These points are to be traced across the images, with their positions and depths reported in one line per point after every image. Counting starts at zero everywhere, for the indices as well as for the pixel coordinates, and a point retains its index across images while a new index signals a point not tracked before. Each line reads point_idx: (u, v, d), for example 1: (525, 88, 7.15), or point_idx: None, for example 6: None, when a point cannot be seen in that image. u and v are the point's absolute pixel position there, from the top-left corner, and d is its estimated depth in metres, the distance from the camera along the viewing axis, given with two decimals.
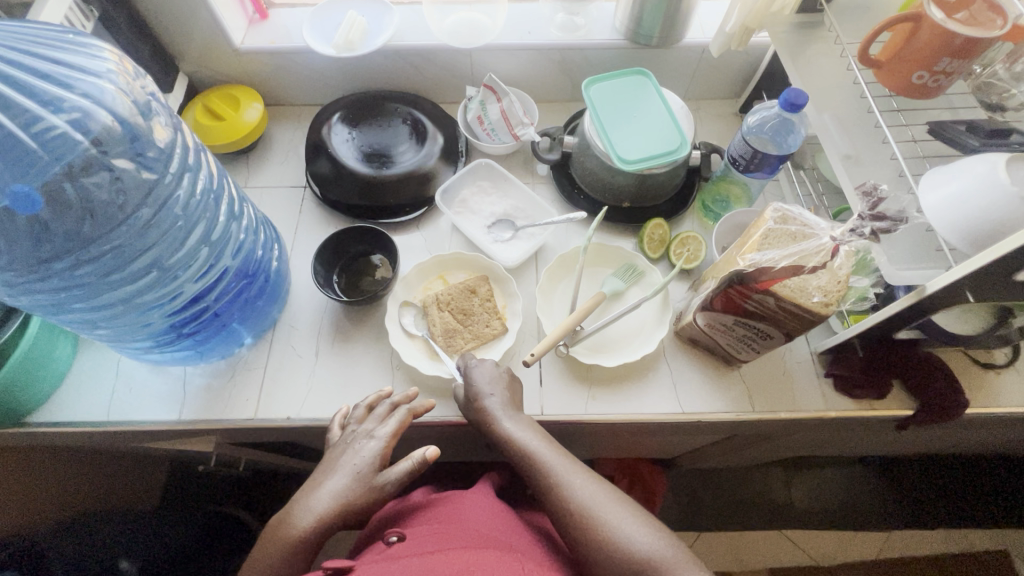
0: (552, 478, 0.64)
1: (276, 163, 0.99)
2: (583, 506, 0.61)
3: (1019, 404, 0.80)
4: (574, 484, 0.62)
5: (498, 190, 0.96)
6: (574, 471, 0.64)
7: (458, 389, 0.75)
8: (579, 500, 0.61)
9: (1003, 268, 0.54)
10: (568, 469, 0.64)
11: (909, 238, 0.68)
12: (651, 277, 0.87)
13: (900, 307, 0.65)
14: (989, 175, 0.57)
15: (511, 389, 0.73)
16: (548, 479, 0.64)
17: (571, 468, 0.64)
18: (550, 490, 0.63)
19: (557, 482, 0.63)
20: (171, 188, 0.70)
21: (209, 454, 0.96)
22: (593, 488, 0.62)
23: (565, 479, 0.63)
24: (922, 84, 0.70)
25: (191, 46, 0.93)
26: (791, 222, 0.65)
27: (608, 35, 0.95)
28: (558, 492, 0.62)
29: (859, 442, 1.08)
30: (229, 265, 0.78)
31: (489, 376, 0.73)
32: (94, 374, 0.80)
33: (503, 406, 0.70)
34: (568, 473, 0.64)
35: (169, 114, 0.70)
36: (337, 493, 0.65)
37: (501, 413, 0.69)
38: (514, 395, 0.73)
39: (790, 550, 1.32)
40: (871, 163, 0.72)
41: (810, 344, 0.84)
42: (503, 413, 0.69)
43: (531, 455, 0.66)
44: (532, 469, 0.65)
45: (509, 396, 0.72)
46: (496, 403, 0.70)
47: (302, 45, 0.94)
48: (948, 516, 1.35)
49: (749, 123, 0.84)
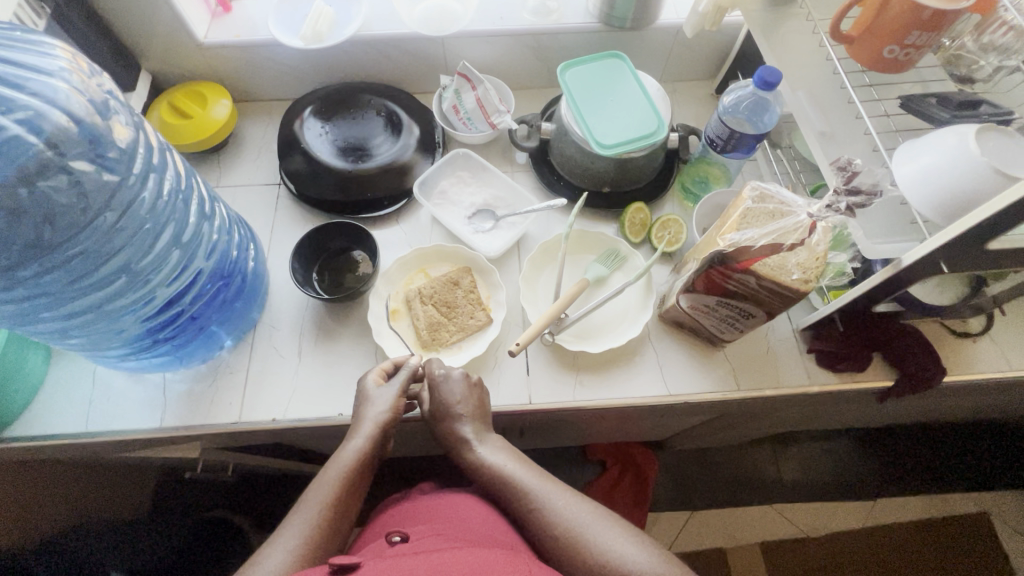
0: (533, 494, 0.65)
1: (248, 161, 0.96)
2: (568, 518, 0.61)
3: (993, 371, 0.82)
4: (557, 501, 0.63)
5: (478, 180, 0.95)
6: (556, 487, 0.65)
7: (424, 396, 0.74)
8: (562, 516, 0.62)
9: (976, 237, 0.55)
10: (549, 486, 0.65)
11: (884, 211, 0.69)
12: (634, 262, 0.87)
13: (877, 280, 0.66)
14: (960, 146, 0.58)
15: (477, 401, 0.72)
16: (527, 496, 0.65)
17: (559, 492, 0.65)
18: (530, 508, 0.64)
19: (539, 497, 0.64)
20: (135, 191, 0.67)
21: (196, 460, 0.95)
22: (585, 511, 0.62)
23: (547, 494, 0.64)
24: (894, 58, 0.70)
25: (153, 42, 0.90)
26: (768, 201, 0.65)
27: (582, 19, 0.94)
28: (546, 515, 0.63)
29: (843, 415, 1.10)
30: (203, 266, 0.76)
31: (461, 389, 0.71)
32: (70, 386, 0.78)
33: (474, 429, 0.70)
34: (552, 494, 0.64)
35: (129, 113, 0.67)
36: (378, 419, 0.68)
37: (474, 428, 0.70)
38: (481, 404, 0.72)
39: (783, 525, 1.34)
40: (845, 139, 0.73)
41: (792, 321, 0.85)
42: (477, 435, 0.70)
43: (510, 478, 0.66)
44: (509, 488, 0.66)
45: (478, 409, 0.71)
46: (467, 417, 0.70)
47: (269, 38, 0.91)
48: (930, 482, 1.39)
49: (724, 103, 0.83)
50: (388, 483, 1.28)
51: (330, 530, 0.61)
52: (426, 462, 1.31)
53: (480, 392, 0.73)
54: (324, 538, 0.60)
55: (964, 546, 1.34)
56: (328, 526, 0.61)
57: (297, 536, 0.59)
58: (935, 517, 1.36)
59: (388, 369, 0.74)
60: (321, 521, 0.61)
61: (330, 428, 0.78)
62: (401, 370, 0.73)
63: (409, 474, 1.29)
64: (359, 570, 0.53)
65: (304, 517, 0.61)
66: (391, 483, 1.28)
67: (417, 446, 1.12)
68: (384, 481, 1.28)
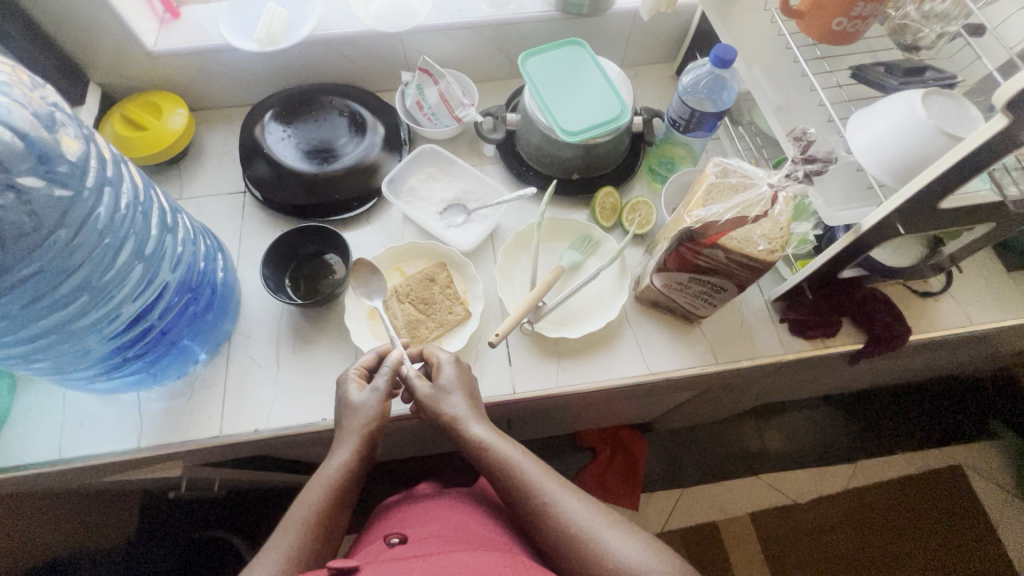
0: (525, 478, 0.64)
1: (210, 171, 0.94)
2: (561, 507, 0.62)
3: (955, 327, 0.86)
4: (558, 496, 0.63)
5: (446, 175, 0.95)
6: (547, 473, 0.65)
7: (415, 382, 0.69)
8: (561, 509, 0.61)
9: (929, 197, 0.58)
10: (540, 472, 0.65)
11: (843, 177, 0.70)
12: (607, 245, 0.88)
13: (840, 246, 0.68)
14: (908, 110, 0.60)
15: (467, 386, 0.71)
16: (519, 480, 0.64)
17: (565, 488, 0.64)
18: (528, 502, 0.63)
19: (531, 480, 0.64)
20: (90, 205, 0.65)
21: (182, 479, 0.93)
22: (590, 513, 0.61)
23: (537, 480, 0.64)
24: (842, 30, 0.71)
25: (100, 54, 0.87)
26: (731, 175, 0.67)
27: (539, 8, 0.95)
28: (551, 513, 0.61)
29: (819, 381, 1.14)
30: (169, 280, 0.74)
31: (450, 372, 0.70)
32: (39, 412, 0.76)
33: (468, 410, 0.68)
34: (559, 493, 0.63)
35: (78, 125, 0.66)
36: (366, 421, 0.67)
37: (467, 417, 0.67)
38: (470, 389, 0.71)
39: (769, 494, 1.38)
40: (801, 111, 0.74)
41: (763, 293, 0.87)
42: (471, 419, 0.68)
43: (519, 473, 0.65)
44: (499, 470, 0.65)
45: (468, 395, 0.70)
46: (457, 406, 0.68)
47: (221, 43, 0.89)
48: (904, 440, 1.44)
49: (684, 84, 0.85)
50: (380, 487, 1.27)
51: (316, 542, 0.61)
52: (419, 464, 1.31)
53: (466, 375, 0.72)
54: (314, 544, 0.61)
55: (941, 500, 1.39)
56: (318, 532, 0.61)
57: (286, 545, 0.60)
58: (914, 473, 1.41)
59: (367, 368, 0.72)
60: (311, 531, 0.61)
61: (315, 434, 0.78)
62: (382, 369, 0.70)
63: (402, 476, 1.29)
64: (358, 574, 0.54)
65: (294, 525, 0.61)
66: (382, 486, 1.28)
67: (404, 447, 1.12)
68: (377, 485, 1.27)
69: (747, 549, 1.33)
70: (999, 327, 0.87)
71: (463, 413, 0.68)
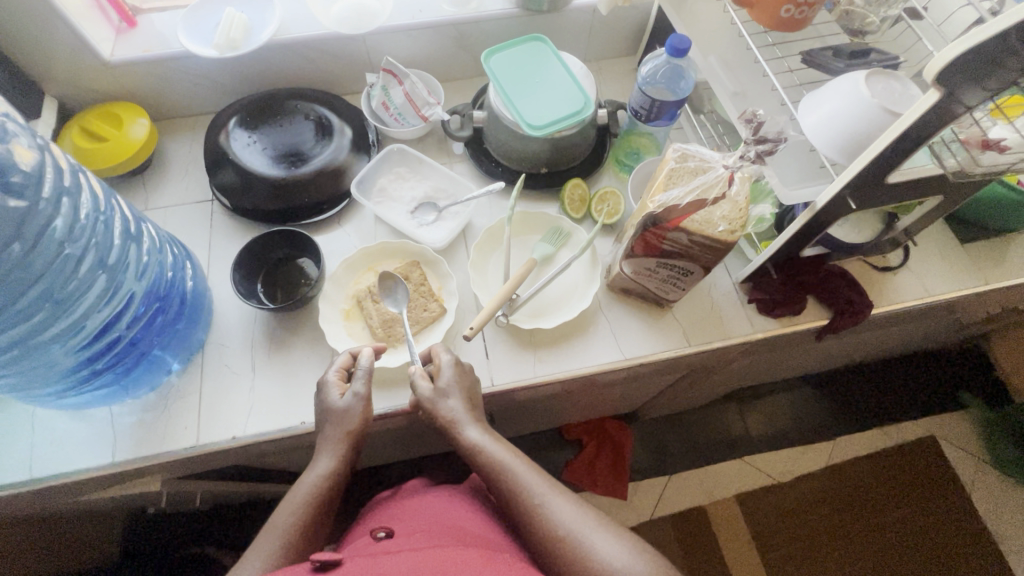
0: (515, 479, 0.65)
1: (176, 180, 0.93)
2: (551, 509, 0.62)
3: (914, 299, 0.89)
4: (548, 498, 0.63)
5: (416, 174, 0.95)
6: (537, 474, 0.66)
7: (420, 386, 0.70)
8: (551, 512, 0.62)
9: (876, 173, 0.60)
10: (532, 473, 0.66)
11: (796, 157, 0.74)
12: (578, 236, 0.90)
13: (799, 224, 0.71)
14: (854, 91, 0.62)
15: (467, 389, 0.71)
16: (509, 480, 0.65)
17: (555, 490, 0.64)
18: (520, 504, 0.64)
19: (518, 480, 0.65)
20: (47, 215, 0.64)
21: (164, 494, 0.91)
22: (577, 513, 0.62)
23: (525, 479, 0.65)
24: (791, 17, 0.73)
25: (55, 67, 0.85)
26: (690, 159, 0.68)
27: (500, 5, 0.96)
28: (540, 515, 0.62)
29: (793, 360, 1.17)
30: (135, 288, 0.73)
31: (450, 374, 0.71)
32: (7, 433, 0.74)
33: (465, 412, 0.69)
34: (549, 496, 0.63)
35: (30, 134, 0.64)
36: (347, 427, 0.67)
37: (464, 421, 0.68)
38: (470, 393, 0.72)
39: (754, 476, 1.41)
40: (756, 97, 0.77)
41: (731, 275, 0.89)
42: (468, 422, 0.68)
43: (510, 475, 0.65)
44: (490, 471, 0.66)
45: (468, 399, 0.71)
46: (455, 409, 0.69)
47: (181, 50, 0.88)
48: (879, 414, 1.49)
49: (643, 74, 0.87)
50: (368, 492, 1.27)
51: (300, 551, 0.61)
52: (407, 466, 1.31)
53: (467, 376, 0.73)
54: (299, 546, 0.61)
55: (917, 470, 1.43)
56: (300, 540, 0.61)
57: (271, 548, 0.60)
58: (891, 446, 1.46)
59: (346, 368, 0.72)
60: (294, 537, 0.61)
61: (295, 438, 0.77)
62: (355, 372, 0.70)
63: (390, 479, 1.29)
64: (341, 567, 0.54)
65: (277, 531, 0.61)
66: (372, 490, 1.28)
67: (389, 449, 1.12)
68: (365, 491, 1.27)
69: (735, 530, 1.35)
70: (955, 297, 0.91)
71: (460, 415, 0.68)
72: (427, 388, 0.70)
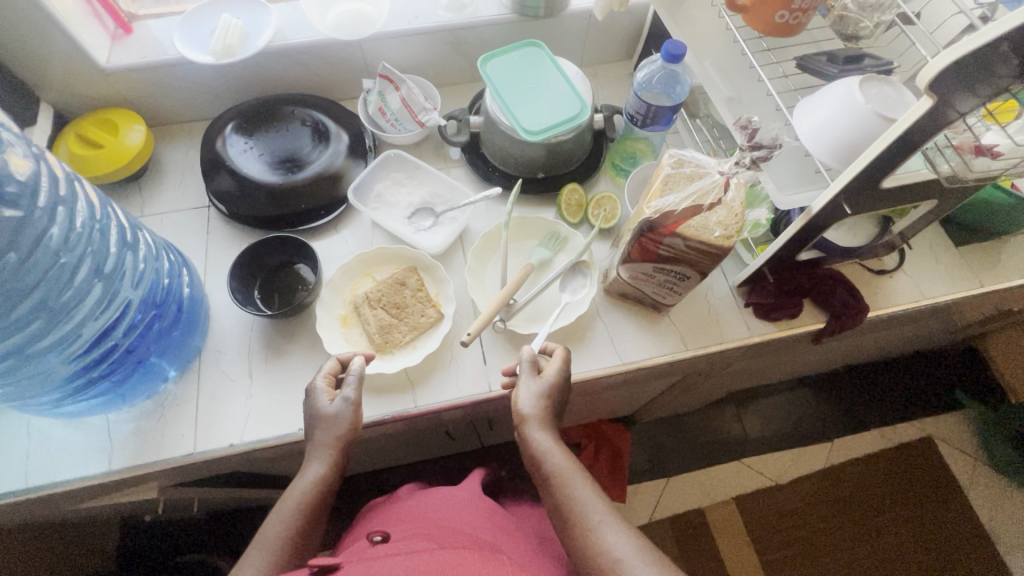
0: (568, 490, 0.62)
1: (172, 187, 0.93)
2: (601, 536, 0.57)
3: (909, 302, 0.90)
4: (600, 524, 0.58)
5: (414, 179, 0.95)
6: (594, 492, 0.62)
7: (527, 388, 0.68)
8: (602, 539, 0.57)
9: (869, 179, 0.61)
10: (593, 494, 0.61)
11: (792, 164, 0.74)
12: (575, 241, 0.90)
13: (794, 229, 0.71)
14: (848, 96, 0.63)
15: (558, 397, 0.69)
16: (560, 489, 0.62)
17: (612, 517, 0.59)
18: (573, 525, 0.60)
19: (570, 493, 0.61)
20: (42, 225, 0.64)
21: (159, 501, 0.91)
22: (626, 539, 0.57)
23: (585, 497, 0.61)
24: (785, 23, 0.73)
25: (50, 74, 0.85)
26: (686, 165, 0.68)
27: (496, 11, 0.96)
28: (591, 538, 0.58)
29: (789, 363, 1.17)
30: (131, 296, 0.73)
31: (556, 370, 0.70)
32: (3, 441, 0.74)
33: (542, 417, 0.66)
34: (602, 521, 0.58)
35: (26, 144, 0.64)
36: (336, 433, 0.67)
37: (533, 423, 0.66)
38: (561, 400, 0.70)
39: (753, 477, 1.41)
40: (751, 102, 0.77)
41: (728, 279, 0.89)
42: (542, 425, 0.66)
43: (568, 490, 0.62)
44: (547, 479, 0.64)
45: (552, 406, 0.68)
46: (532, 408, 0.67)
47: (177, 57, 0.88)
48: (877, 415, 1.49)
49: (639, 79, 0.87)
50: (365, 497, 1.27)
51: (291, 558, 0.61)
52: (405, 471, 1.31)
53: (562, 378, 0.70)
54: (293, 551, 0.61)
55: (915, 471, 1.44)
56: (292, 548, 0.61)
57: (268, 551, 0.60)
58: (889, 447, 1.46)
59: (334, 374, 0.72)
60: (287, 541, 0.61)
61: (292, 444, 0.77)
62: (347, 377, 0.70)
63: (387, 484, 1.29)
64: (339, 571, 0.54)
65: (268, 539, 0.61)
66: (370, 495, 1.28)
67: (387, 454, 1.12)
68: (363, 495, 1.27)
69: (733, 532, 1.35)
70: (950, 299, 0.91)
71: (532, 417, 0.66)
72: (538, 389, 0.68)
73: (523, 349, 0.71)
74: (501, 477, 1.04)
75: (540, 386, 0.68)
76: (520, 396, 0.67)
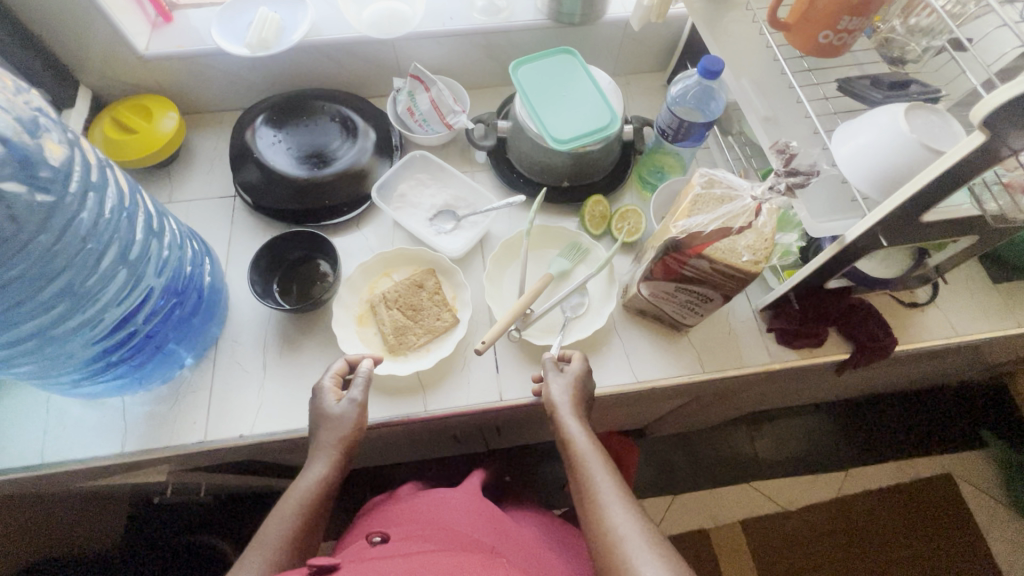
0: (587, 475, 0.61)
1: (201, 175, 0.94)
2: (608, 516, 0.56)
3: (940, 337, 0.86)
4: (612, 504, 0.57)
5: (437, 181, 0.95)
6: (613, 477, 0.60)
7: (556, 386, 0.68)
8: (609, 517, 0.56)
9: (910, 211, 0.58)
10: (613, 479, 0.60)
11: (827, 190, 0.71)
12: (596, 253, 0.88)
13: (825, 257, 0.69)
14: (892, 124, 0.60)
15: (585, 393, 0.69)
16: (582, 472, 0.61)
17: (623, 500, 0.57)
18: (588, 507, 0.59)
19: (590, 477, 0.60)
20: (73, 209, 0.65)
21: (168, 483, 0.92)
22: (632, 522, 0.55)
23: (600, 481, 0.59)
24: (828, 43, 0.71)
25: (91, 58, 0.87)
26: (717, 186, 0.67)
27: (531, 16, 0.95)
28: (597, 518, 0.56)
29: (807, 390, 1.14)
30: (154, 284, 0.74)
31: (584, 369, 0.71)
32: (23, 415, 0.75)
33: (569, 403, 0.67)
34: (612, 501, 0.57)
35: (61, 130, 0.65)
36: (341, 436, 0.67)
37: (566, 410, 0.66)
38: (586, 395, 0.69)
39: (761, 502, 1.38)
40: (788, 123, 0.75)
41: (751, 302, 0.87)
42: (571, 414, 0.66)
43: (585, 470, 0.61)
44: (573, 465, 0.63)
45: (580, 399, 0.68)
46: (561, 395, 0.68)
47: (213, 47, 0.89)
48: (893, 449, 1.44)
49: (672, 93, 0.86)
50: (369, 492, 1.28)
51: (292, 558, 0.60)
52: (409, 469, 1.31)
53: (584, 382, 0.70)
54: (297, 542, 0.61)
55: (931, 508, 1.39)
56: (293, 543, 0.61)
57: (268, 547, 0.60)
58: (904, 481, 1.41)
59: (341, 375, 0.72)
60: (291, 537, 0.61)
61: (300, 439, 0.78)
62: (355, 380, 0.70)
63: (391, 480, 1.29)
64: (338, 571, 0.53)
65: (275, 529, 0.61)
66: (374, 489, 1.28)
67: (393, 453, 1.12)
68: (366, 489, 1.28)
69: (738, 557, 1.32)
70: (984, 337, 0.88)
71: (563, 404, 0.67)
72: (566, 381, 0.69)
73: (545, 354, 0.72)
74: (506, 485, 1.03)
75: (568, 380, 0.69)
76: (550, 390, 0.68)
